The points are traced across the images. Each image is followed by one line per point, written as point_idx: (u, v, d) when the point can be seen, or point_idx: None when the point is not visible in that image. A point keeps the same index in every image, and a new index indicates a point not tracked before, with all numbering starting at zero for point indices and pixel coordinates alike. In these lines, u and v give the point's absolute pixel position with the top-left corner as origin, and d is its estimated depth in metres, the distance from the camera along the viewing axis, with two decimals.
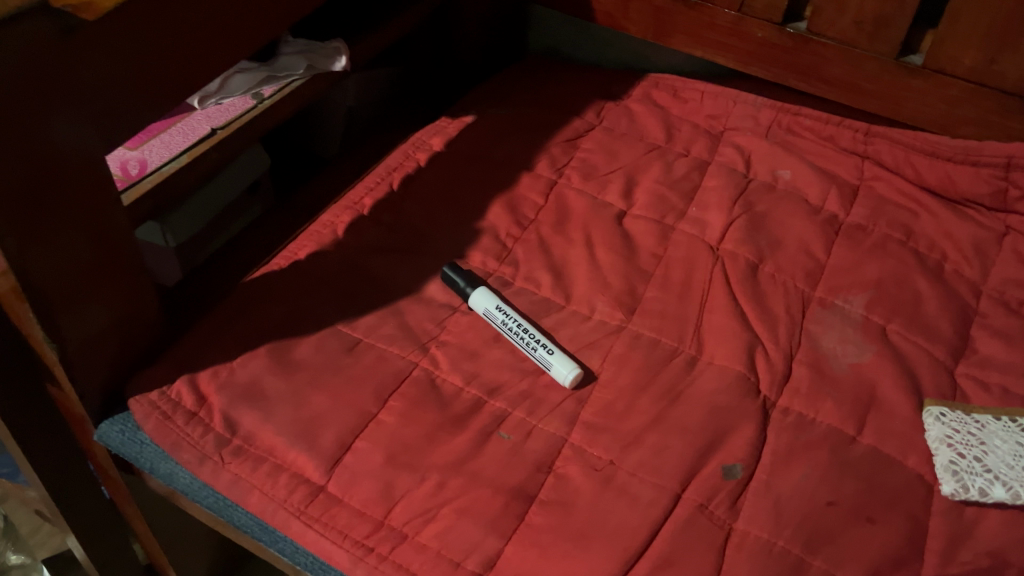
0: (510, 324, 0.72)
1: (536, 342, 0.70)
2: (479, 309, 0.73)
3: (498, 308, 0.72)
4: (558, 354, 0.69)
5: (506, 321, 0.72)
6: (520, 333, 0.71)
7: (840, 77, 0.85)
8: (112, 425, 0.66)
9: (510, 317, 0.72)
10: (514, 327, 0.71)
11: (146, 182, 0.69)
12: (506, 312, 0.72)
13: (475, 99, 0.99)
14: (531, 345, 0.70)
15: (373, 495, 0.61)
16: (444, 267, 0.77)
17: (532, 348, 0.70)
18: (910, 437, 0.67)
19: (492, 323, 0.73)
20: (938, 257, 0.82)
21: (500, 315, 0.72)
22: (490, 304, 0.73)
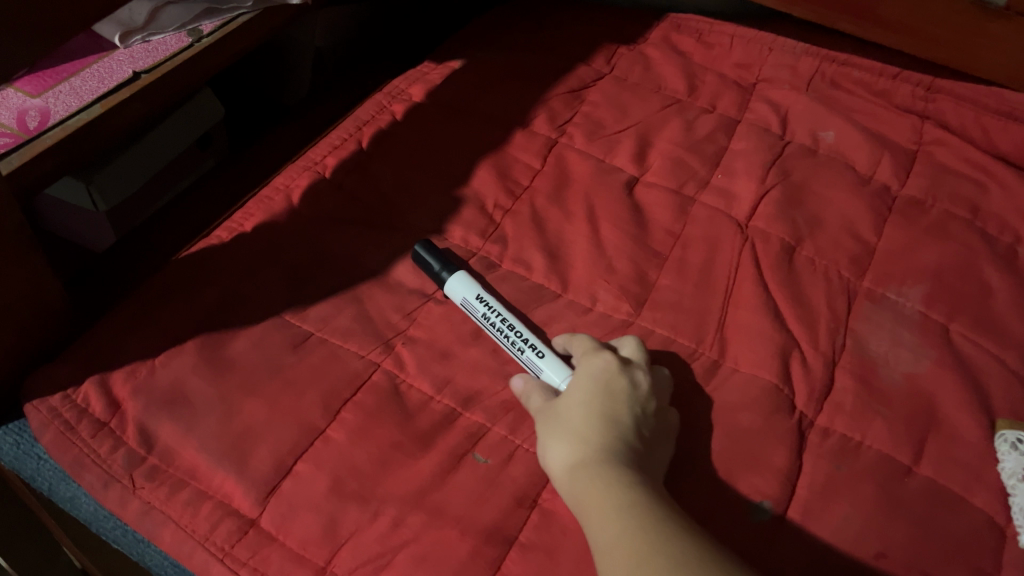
0: (492, 317, 0.58)
1: (524, 342, 0.57)
2: (457, 297, 0.60)
3: (478, 298, 0.59)
4: (550, 356, 0.56)
5: (488, 313, 0.59)
6: (504, 330, 0.58)
7: (903, 20, 0.70)
8: (5, 436, 0.55)
9: (492, 309, 0.59)
10: (497, 320, 0.58)
11: (46, 138, 0.55)
12: (487, 303, 0.59)
13: (465, 40, 0.85)
14: (517, 345, 0.57)
15: (313, 535, 0.49)
16: (417, 243, 0.63)
17: (519, 349, 0.57)
18: (978, 469, 0.54)
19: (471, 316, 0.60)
20: (1009, 241, 0.69)
21: (481, 307, 0.59)
22: (470, 293, 0.60)
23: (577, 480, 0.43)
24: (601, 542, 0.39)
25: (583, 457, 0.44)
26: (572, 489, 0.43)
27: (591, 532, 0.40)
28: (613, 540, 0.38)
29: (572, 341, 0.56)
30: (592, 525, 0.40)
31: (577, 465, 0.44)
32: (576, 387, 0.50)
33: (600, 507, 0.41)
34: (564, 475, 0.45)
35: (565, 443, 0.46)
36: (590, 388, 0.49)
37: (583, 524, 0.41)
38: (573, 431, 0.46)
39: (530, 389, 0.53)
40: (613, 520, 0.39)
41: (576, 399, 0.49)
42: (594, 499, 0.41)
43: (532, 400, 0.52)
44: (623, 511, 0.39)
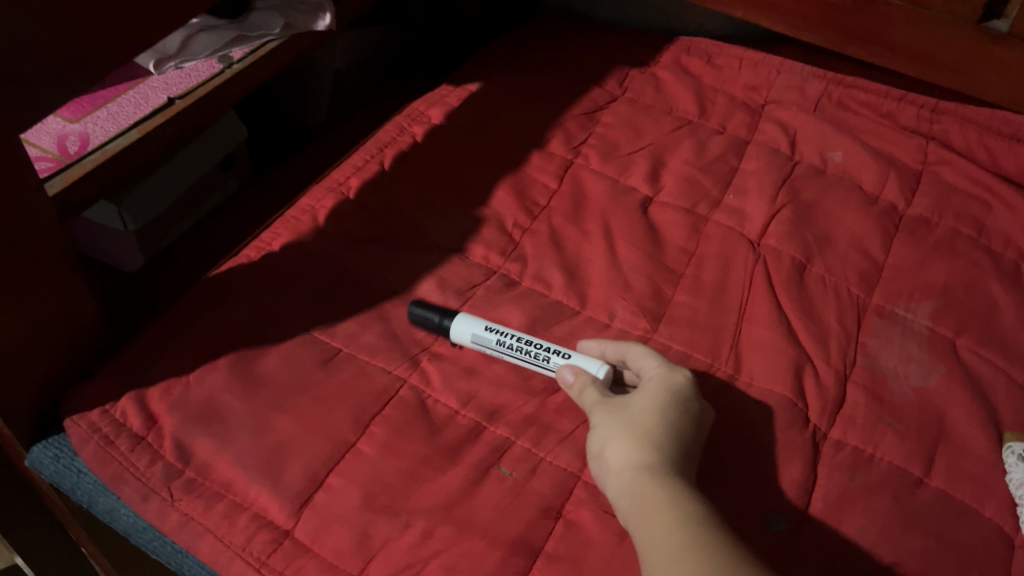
0: (509, 340, 0.60)
1: (548, 350, 0.59)
2: (463, 338, 0.61)
3: (488, 328, 0.60)
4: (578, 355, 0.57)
5: (500, 337, 0.60)
6: (524, 346, 0.59)
7: (909, 45, 0.73)
8: (46, 449, 0.56)
9: (505, 333, 0.60)
10: (512, 341, 0.60)
11: (87, 162, 0.57)
12: (498, 330, 0.60)
13: (481, 63, 0.88)
14: (541, 355, 0.59)
15: (346, 546, 0.51)
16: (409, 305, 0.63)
17: (545, 358, 0.59)
18: (988, 480, 0.56)
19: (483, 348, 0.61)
20: (1014, 258, 0.71)
21: (491, 334, 0.60)
22: (477, 325, 0.61)
23: (642, 483, 0.44)
24: (666, 549, 0.40)
25: (651, 461, 0.45)
26: (635, 488, 0.44)
27: (655, 535, 0.41)
28: (683, 554, 0.39)
29: (627, 349, 0.56)
30: (656, 530, 0.41)
31: (644, 468, 0.44)
32: (652, 394, 0.50)
33: (669, 518, 0.41)
34: (624, 473, 0.45)
35: (632, 442, 0.46)
36: (661, 398, 0.49)
37: (644, 524, 0.42)
38: (640, 432, 0.46)
39: (589, 383, 0.53)
40: (684, 533, 0.40)
41: (652, 401, 0.49)
42: (663, 506, 0.42)
43: (589, 394, 0.52)
44: (694, 528, 0.40)
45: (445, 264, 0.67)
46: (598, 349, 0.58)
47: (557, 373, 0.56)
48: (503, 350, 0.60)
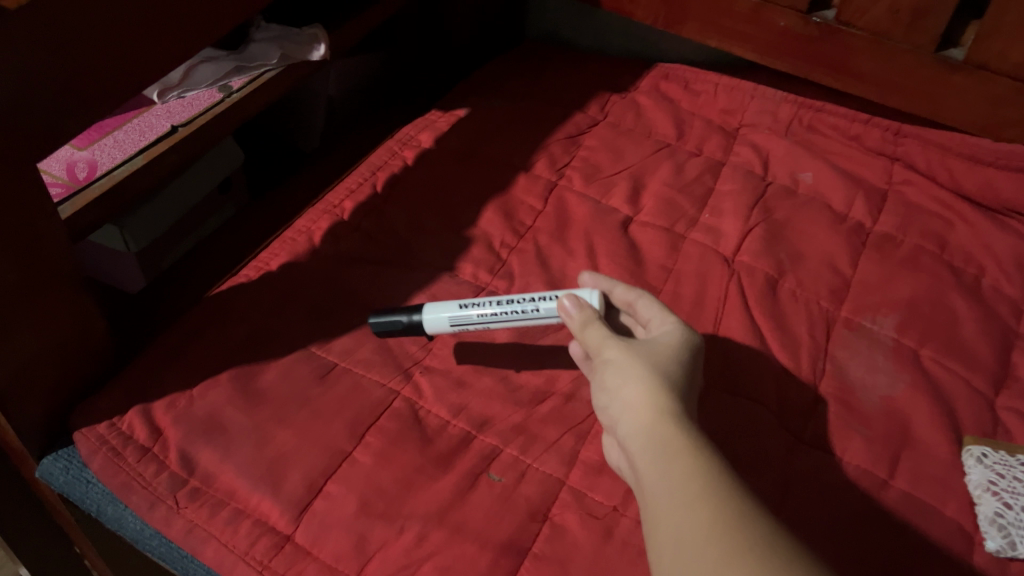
0: (489, 308, 0.58)
1: (530, 299, 0.57)
2: (442, 324, 0.60)
3: (463, 305, 0.59)
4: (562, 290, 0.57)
5: (478, 308, 0.58)
6: (507, 307, 0.58)
7: (872, 72, 0.78)
8: (55, 461, 0.59)
9: (480, 304, 0.59)
10: (491, 307, 0.58)
11: (95, 187, 0.61)
12: (472, 304, 0.59)
13: (469, 89, 0.92)
14: (528, 306, 0.57)
15: (345, 549, 0.54)
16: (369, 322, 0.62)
17: (535, 307, 0.57)
18: (948, 482, 0.60)
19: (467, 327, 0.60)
20: (975, 272, 0.75)
21: (469, 312, 0.59)
22: (450, 308, 0.60)
23: (661, 422, 0.41)
24: (685, 487, 0.38)
25: (670, 401, 0.43)
26: (651, 425, 0.42)
27: (674, 468, 0.39)
28: (704, 492, 0.37)
29: (637, 296, 0.55)
30: (674, 467, 0.39)
31: (663, 407, 0.42)
32: (663, 346, 0.48)
33: (689, 456, 0.39)
34: (638, 412, 0.43)
35: (649, 380, 0.44)
36: (672, 349, 0.48)
37: (660, 462, 0.40)
38: (658, 373, 0.45)
39: (595, 321, 0.51)
40: (705, 473, 0.38)
41: (664, 351, 0.48)
42: (683, 444, 0.40)
43: (595, 333, 0.50)
44: (716, 469, 0.38)
45: (436, 282, 0.71)
46: (597, 281, 0.58)
47: (558, 305, 0.54)
48: (489, 321, 0.58)
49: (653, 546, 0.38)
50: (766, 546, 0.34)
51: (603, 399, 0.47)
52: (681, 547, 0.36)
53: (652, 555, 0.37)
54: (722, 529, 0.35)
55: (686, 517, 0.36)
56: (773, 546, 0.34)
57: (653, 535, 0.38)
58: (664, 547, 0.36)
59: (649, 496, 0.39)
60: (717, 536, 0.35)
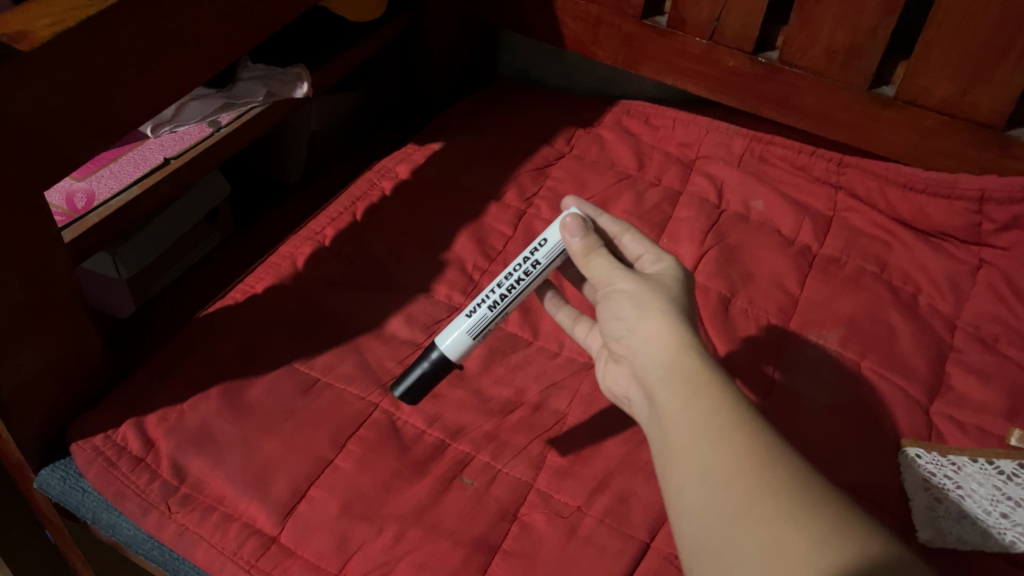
0: (496, 296, 0.58)
1: (524, 261, 0.58)
2: (465, 339, 0.58)
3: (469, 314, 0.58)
4: (548, 231, 0.57)
5: (489, 301, 0.58)
6: (512, 284, 0.58)
7: (813, 107, 0.86)
8: (53, 472, 0.63)
9: (482, 302, 0.58)
10: (498, 294, 0.58)
11: (94, 215, 0.65)
12: (473, 309, 0.58)
13: (443, 124, 0.97)
14: (528, 267, 0.58)
15: (328, 548, 0.58)
16: (398, 394, 0.61)
17: (535, 264, 0.58)
18: (885, 481, 0.65)
19: (486, 331, 0.59)
20: (912, 291, 0.81)
21: (482, 310, 0.58)
22: (460, 324, 0.58)
23: (683, 362, 0.46)
24: (711, 424, 0.42)
25: (690, 343, 0.47)
26: (674, 360, 0.46)
27: (703, 399, 0.43)
28: (731, 431, 0.41)
29: (624, 228, 0.57)
30: (700, 405, 0.43)
31: (683, 348, 0.47)
32: (670, 282, 0.52)
33: (714, 389, 0.44)
34: (659, 352, 0.47)
35: (669, 322, 0.48)
36: (679, 286, 0.52)
37: (685, 398, 0.44)
38: (674, 315, 0.49)
39: (599, 252, 0.54)
40: (729, 410, 0.43)
41: (674, 288, 0.52)
42: (706, 379, 0.44)
43: (604, 266, 0.53)
44: (739, 409, 0.43)
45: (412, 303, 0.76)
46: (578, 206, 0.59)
47: (563, 225, 0.56)
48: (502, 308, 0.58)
49: (677, 473, 0.42)
50: (790, 481, 0.39)
51: (617, 332, 0.52)
52: (709, 478, 0.40)
53: (675, 480, 0.42)
54: (748, 465, 0.40)
55: (714, 452, 0.41)
56: (796, 480, 0.39)
57: (677, 463, 0.43)
58: (690, 477, 0.41)
59: (672, 426, 0.44)
60: (745, 469, 0.40)
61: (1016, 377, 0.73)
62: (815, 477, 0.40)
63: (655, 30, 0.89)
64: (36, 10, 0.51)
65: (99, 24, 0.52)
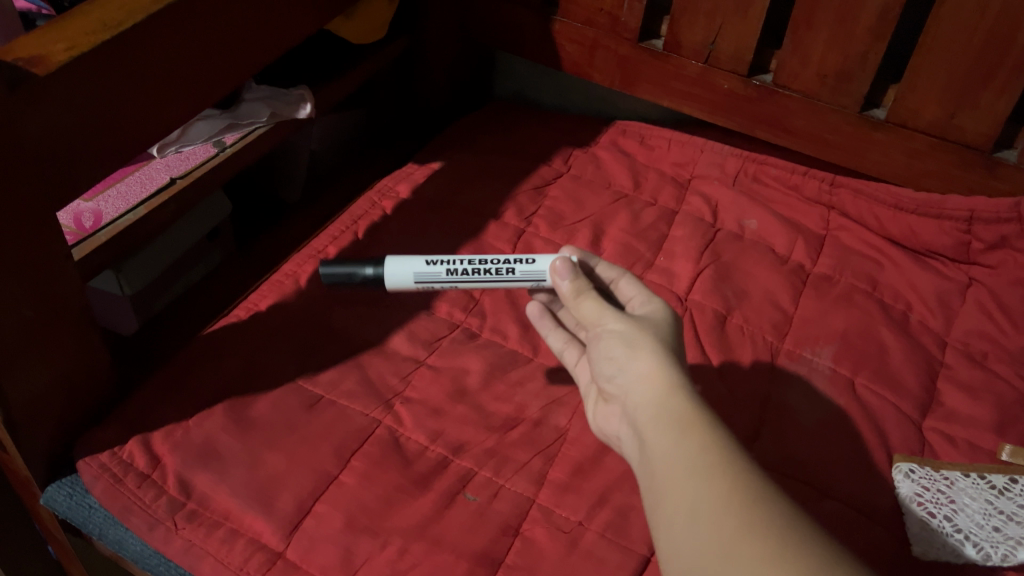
0: (458, 267, 0.65)
1: (507, 261, 0.63)
2: (407, 280, 0.66)
3: (428, 264, 0.66)
4: (541, 257, 0.62)
5: (448, 266, 0.65)
6: (477, 268, 0.64)
7: (804, 129, 0.88)
8: (60, 488, 0.64)
9: (448, 264, 0.65)
10: (462, 266, 0.64)
11: (101, 234, 0.66)
12: (435, 263, 0.66)
13: (442, 145, 0.99)
14: (502, 268, 0.63)
15: (332, 562, 0.59)
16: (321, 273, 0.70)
17: (509, 271, 0.63)
18: (879, 495, 0.67)
19: (428, 284, 0.67)
20: (903, 308, 0.82)
21: (438, 267, 0.65)
22: (415, 265, 0.66)
23: (674, 401, 0.46)
24: (700, 463, 0.42)
25: (681, 384, 0.47)
26: (664, 400, 0.46)
27: (692, 439, 0.43)
28: (721, 471, 0.41)
29: (621, 274, 0.59)
30: (689, 446, 0.43)
31: (674, 389, 0.47)
32: (659, 326, 0.53)
33: (703, 429, 0.44)
34: (649, 392, 0.47)
35: (659, 363, 0.48)
36: (667, 330, 0.52)
37: (675, 438, 0.44)
38: (665, 356, 0.49)
39: (591, 295, 0.55)
40: (719, 451, 0.43)
41: (664, 332, 0.52)
42: (695, 419, 0.44)
43: (595, 308, 0.54)
44: (728, 449, 0.43)
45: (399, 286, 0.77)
46: (578, 255, 0.61)
47: (552, 269, 0.58)
48: (455, 278, 0.65)
49: (666, 513, 0.42)
50: (780, 523, 0.39)
51: (607, 372, 0.52)
52: (699, 517, 0.40)
53: (664, 520, 0.42)
54: (739, 505, 0.40)
55: (704, 491, 0.41)
56: (786, 521, 0.39)
57: (666, 503, 0.42)
58: (680, 516, 0.41)
59: (662, 467, 0.44)
60: (735, 509, 0.39)
61: (1004, 393, 0.75)
62: (806, 519, 0.40)
63: (651, 53, 0.91)
64: (51, 35, 0.52)
65: (113, 49, 0.54)
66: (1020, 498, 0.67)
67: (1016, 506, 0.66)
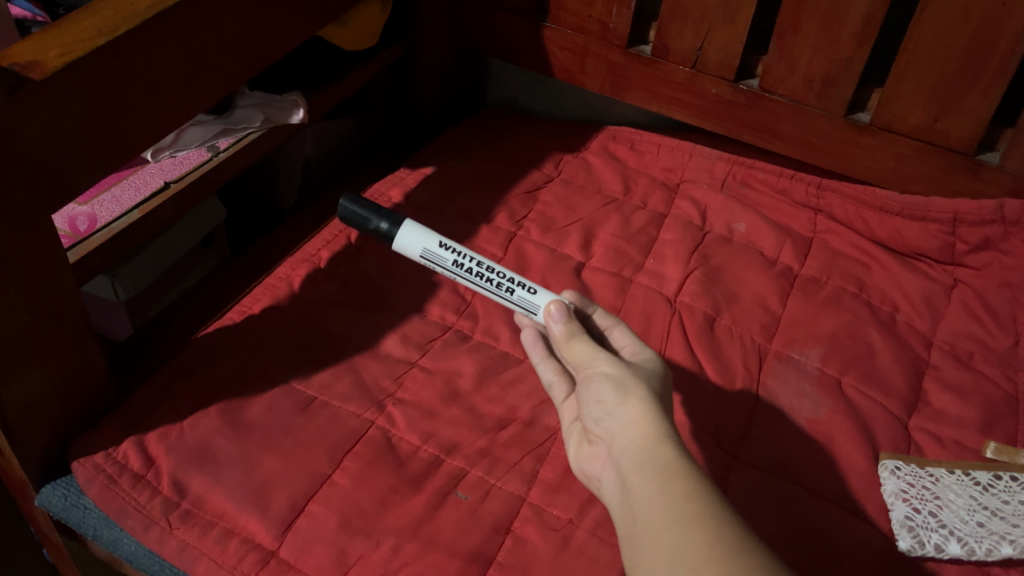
0: (466, 264, 0.65)
1: (515, 280, 0.63)
2: (414, 250, 0.66)
3: (442, 247, 0.65)
4: (542, 290, 0.63)
5: (459, 258, 0.65)
6: (484, 273, 0.64)
7: (792, 134, 0.89)
8: (54, 490, 0.64)
9: (460, 257, 0.65)
10: (470, 264, 0.64)
11: (96, 238, 0.67)
12: (451, 249, 0.65)
13: (434, 150, 1.00)
14: (503, 283, 0.64)
15: (326, 561, 0.59)
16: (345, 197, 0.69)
17: (510, 289, 0.64)
18: (866, 493, 0.68)
19: (432, 263, 0.66)
20: (890, 310, 0.84)
21: (449, 254, 0.65)
22: (427, 241, 0.65)
23: (660, 448, 0.45)
24: (683, 510, 0.41)
25: (667, 432, 0.47)
26: (650, 447, 0.46)
27: (676, 487, 0.43)
28: (703, 517, 0.41)
29: (615, 323, 0.60)
30: (672, 492, 0.42)
31: (660, 436, 0.46)
32: (650, 378, 0.53)
33: (688, 478, 0.43)
34: (635, 437, 0.47)
35: (647, 410, 0.48)
36: (658, 383, 0.52)
37: (659, 484, 0.43)
38: (654, 404, 0.49)
39: (583, 339, 0.56)
40: (701, 500, 0.42)
41: (653, 384, 0.52)
42: (680, 468, 0.44)
43: (587, 351, 0.54)
44: (712, 498, 0.42)
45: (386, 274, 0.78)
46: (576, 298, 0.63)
47: (547, 312, 0.59)
48: (458, 271, 0.65)
49: (645, 559, 0.41)
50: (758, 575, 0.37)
51: (595, 415, 0.51)
52: (676, 563, 0.39)
53: (642, 565, 0.41)
54: (718, 554, 0.38)
55: (685, 535, 0.40)
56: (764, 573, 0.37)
57: (644, 548, 0.41)
58: (659, 560, 0.40)
59: (643, 512, 0.43)
60: (715, 556, 0.38)
61: (990, 393, 0.76)
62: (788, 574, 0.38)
63: (640, 59, 0.93)
64: (46, 41, 0.53)
65: (107, 55, 0.55)
66: (1003, 495, 0.68)
67: (1000, 502, 0.67)
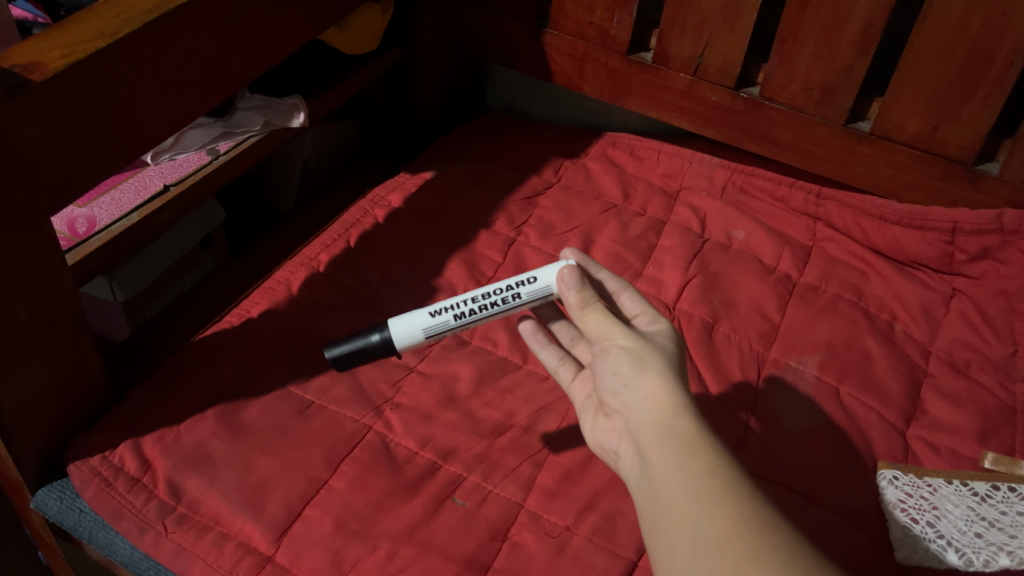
0: (464, 309, 0.60)
1: (508, 288, 0.60)
2: (417, 336, 0.60)
3: (434, 314, 0.60)
4: (541, 272, 0.60)
5: (455, 310, 0.60)
6: (483, 304, 0.60)
7: (791, 141, 0.90)
8: (50, 492, 0.64)
9: (451, 308, 0.60)
10: (468, 307, 0.60)
11: (95, 240, 0.67)
12: (440, 310, 0.60)
13: (433, 155, 1.00)
14: (506, 296, 0.60)
15: (321, 565, 0.59)
16: (329, 357, 0.61)
17: (515, 295, 0.60)
18: (863, 501, 0.67)
19: (439, 334, 0.61)
20: (887, 318, 0.84)
21: (447, 315, 0.60)
22: (420, 322, 0.60)
23: (679, 422, 0.46)
24: (706, 485, 0.41)
25: (686, 405, 0.47)
26: (670, 421, 0.46)
27: (697, 461, 0.43)
28: (725, 493, 0.41)
29: (623, 287, 0.59)
30: (694, 466, 0.43)
31: (680, 409, 0.46)
32: (664, 346, 0.52)
33: (708, 452, 0.43)
34: (655, 412, 0.47)
35: (665, 383, 0.48)
36: (673, 350, 0.52)
37: (679, 459, 0.43)
38: (672, 377, 0.49)
39: (595, 306, 0.55)
40: (723, 476, 0.42)
41: (668, 351, 0.52)
42: (700, 441, 0.44)
43: (600, 320, 0.54)
44: (734, 473, 0.42)
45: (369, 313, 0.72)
46: (579, 261, 0.61)
47: (558, 276, 0.57)
48: (465, 321, 0.60)
49: (668, 534, 0.41)
50: (782, 550, 0.38)
51: (612, 388, 0.51)
52: (699, 539, 0.40)
53: (665, 542, 0.41)
54: (743, 531, 0.39)
55: (707, 513, 0.40)
56: (790, 549, 0.38)
57: (667, 525, 0.42)
58: (683, 538, 0.40)
59: (664, 487, 0.43)
60: (740, 533, 0.39)
61: (986, 402, 0.76)
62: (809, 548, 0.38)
63: (639, 65, 0.93)
64: (48, 42, 0.53)
65: (108, 56, 0.55)
66: (1002, 505, 0.68)
67: (998, 512, 0.67)
